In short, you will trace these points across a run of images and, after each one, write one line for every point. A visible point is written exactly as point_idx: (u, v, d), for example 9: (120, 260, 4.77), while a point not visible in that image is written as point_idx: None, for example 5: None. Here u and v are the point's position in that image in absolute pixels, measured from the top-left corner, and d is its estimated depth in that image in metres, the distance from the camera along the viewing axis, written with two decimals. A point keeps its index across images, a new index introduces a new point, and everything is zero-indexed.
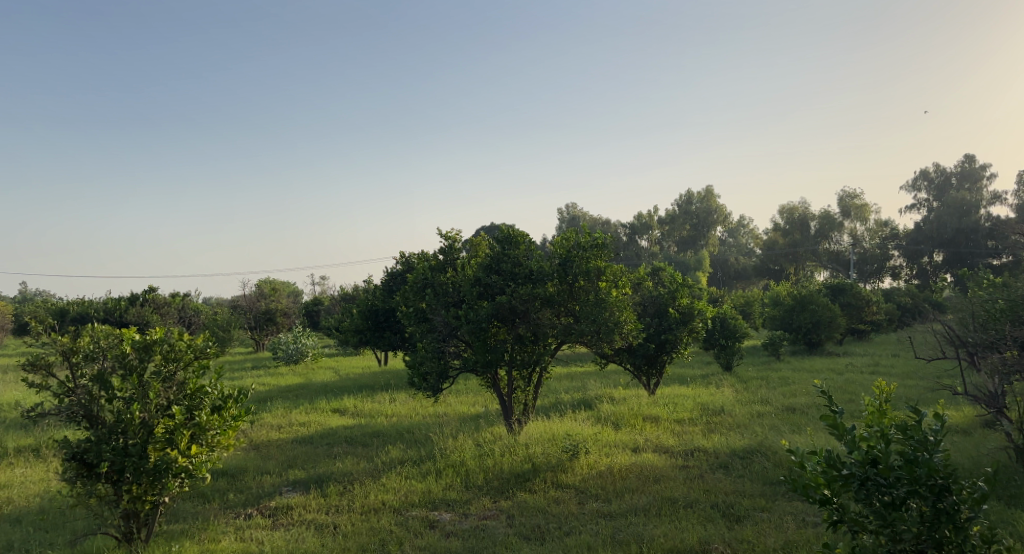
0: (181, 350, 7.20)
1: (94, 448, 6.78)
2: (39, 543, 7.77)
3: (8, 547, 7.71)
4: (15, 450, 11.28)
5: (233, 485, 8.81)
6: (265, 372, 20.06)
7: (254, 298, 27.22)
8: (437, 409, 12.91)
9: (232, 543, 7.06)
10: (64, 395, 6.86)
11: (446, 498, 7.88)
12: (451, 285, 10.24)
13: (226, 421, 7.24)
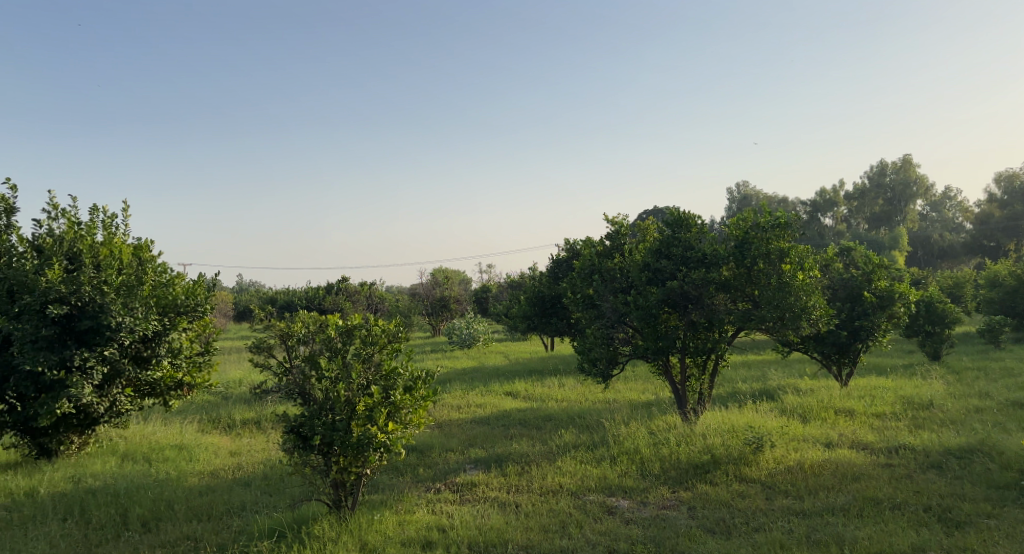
0: (376, 334, 7.72)
1: (308, 422, 7.46)
2: (265, 505, 8.84)
3: (241, 507, 8.85)
4: (241, 421, 12.71)
5: (422, 460, 9.37)
6: (443, 355, 21.04)
7: (430, 287, 28.67)
8: (608, 395, 12.90)
9: (425, 515, 7.47)
10: (282, 374, 7.61)
11: (623, 485, 7.85)
12: (618, 271, 10.14)
13: (418, 400, 7.72)
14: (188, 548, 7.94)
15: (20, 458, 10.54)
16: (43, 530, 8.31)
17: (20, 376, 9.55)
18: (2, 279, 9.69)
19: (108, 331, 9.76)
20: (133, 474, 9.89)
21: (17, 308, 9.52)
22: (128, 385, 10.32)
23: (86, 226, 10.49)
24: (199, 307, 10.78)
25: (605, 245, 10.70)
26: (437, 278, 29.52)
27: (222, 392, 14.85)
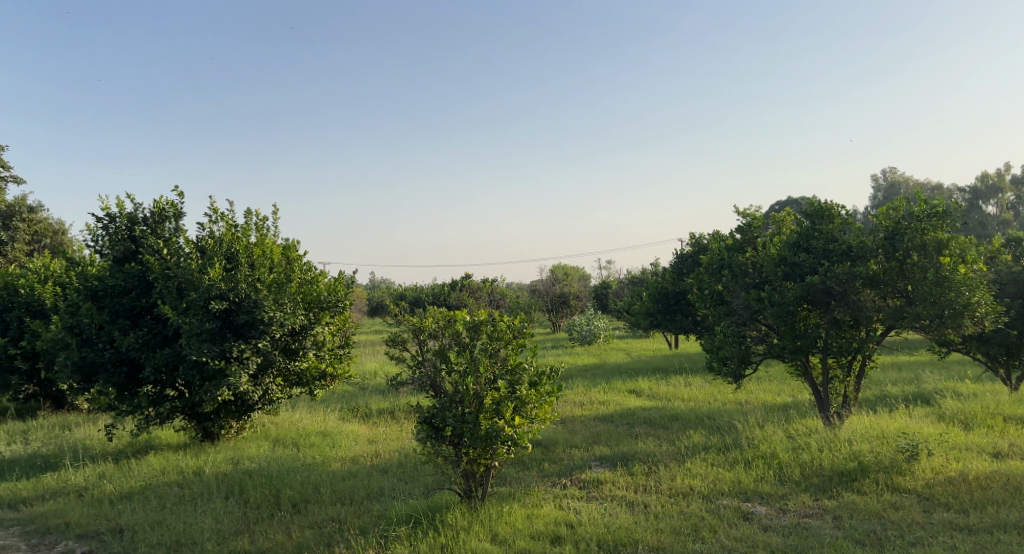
0: (502, 329, 7.80)
1: (440, 413, 7.64)
2: (401, 492, 9.20)
3: (379, 493, 9.25)
4: (377, 411, 13.25)
5: (547, 456, 9.36)
6: (565, 351, 20.99)
7: (549, 283, 29.24)
8: (739, 396, 12.41)
9: (553, 510, 7.46)
10: (416, 367, 7.84)
11: (759, 490, 7.51)
12: (751, 265, 9.72)
13: (543, 396, 7.74)
14: (334, 529, 8.37)
15: (187, 439, 11.50)
16: (210, 506, 9.02)
17: (186, 365, 10.32)
18: (171, 276, 10.53)
19: (262, 325, 10.50)
20: (283, 457, 10.53)
21: (185, 304, 10.29)
22: (278, 374, 10.95)
23: (241, 228, 11.31)
24: (340, 303, 11.53)
25: (736, 238, 10.34)
26: (557, 275, 29.62)
27: (359, 382, 15.54)
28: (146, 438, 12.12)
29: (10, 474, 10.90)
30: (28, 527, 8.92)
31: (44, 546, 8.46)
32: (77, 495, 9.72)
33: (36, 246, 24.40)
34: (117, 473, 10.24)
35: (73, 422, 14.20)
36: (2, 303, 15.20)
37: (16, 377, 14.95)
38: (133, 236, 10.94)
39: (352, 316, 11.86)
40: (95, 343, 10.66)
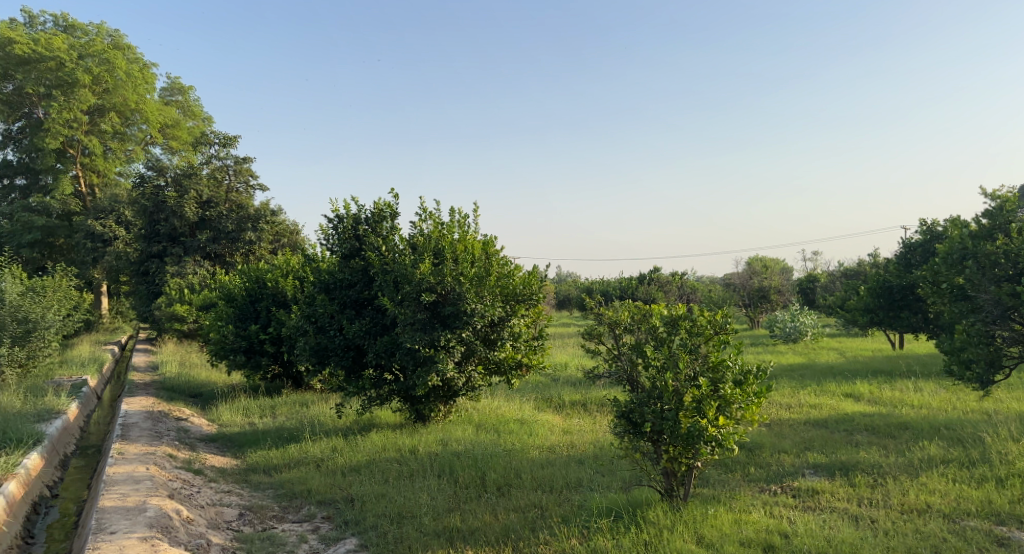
0: (702, 324, 7.45)
1: (638, 408, 7.48)
2: (600, 484, 9.15)
3: (577, 483, 9.27)
4: (570, 402, 13.32)
5: (753, 459, 8.79)
6: (768, 349, 19.78)
7: (745, 277, 27.83)
8: (983, 405, 10.90)
9: (764, 517, 6.99)
10: (611, 360, 7.79)
11: (1017, 513, 6.60)
12: (1003, 255, 8.40)
13: (749, 397, 7.26)
14: (538, 515, 8.47)
15: (404, 420, 12.25)
16: (424, 483, 9.49)
17: (401, 352, 11.05)
18: (389, 271, 11.34)
19: (465, 316, 10.89)
20: (484, 441, 10.85)
21: (399, 295, 11.03)
22: (480, 362, 11.37)
23: (446, 225, 11.81)
24: (534, 296, 11.62)
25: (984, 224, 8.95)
26: (755, 268, 28.05)
27: (553, 373, 15.78)
28: (368, 418, 13.11)
29: (261, 444, 12.27)
30: (279, 491, 10.02)
31: (291, 509, 9.45)
32: (315, 465, 10.71)
33: (276, 244, 27.37)
34: (347, 447, 11.15)
35: (308, 399, 15.68)
36: (253, 294, 17.32)
37: (264, 359, 16.80)
38: (357, 234, 11.84)
39: (545, 308, 11.95)
40: (327, 329, 11.65)
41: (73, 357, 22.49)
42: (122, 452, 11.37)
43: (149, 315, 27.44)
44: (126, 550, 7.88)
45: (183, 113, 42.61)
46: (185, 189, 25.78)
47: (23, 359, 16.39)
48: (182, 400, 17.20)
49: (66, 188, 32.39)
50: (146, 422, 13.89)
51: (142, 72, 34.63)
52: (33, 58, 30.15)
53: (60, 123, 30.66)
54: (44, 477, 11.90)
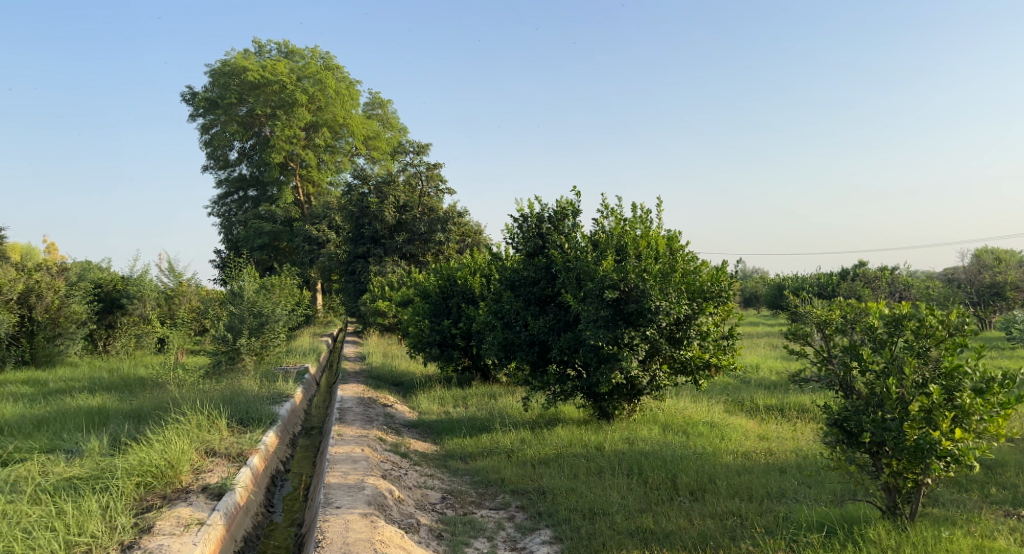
0: (931, 325, 6.77)
1: (854, 417, 6.97)
2: (805, 496, 8.70)
3: (779, 493, 8.86)
4: (765, 407, 12.79)
5: (993, 479, 7.88)
6: (1005, 354, 17.53)
7: (974, 273, 25.23)
8: None
9: (1013, 546, 6.31)
10: (821, 363, 7.31)
11: None
12: None
13: (994, 408, 6.52)
14: (737, 523, 8.19)
15: (588, 416, 12.36)
16: (616, 481, 9.48)
17: (584, 348, 11.04)
18: (571, 268, 11.48)
19: (649, 314, 10.66)
20: (674, 443, 10.65)
21: (583, 292, 11.08)
22: (665, 361, 11.24)
23: (630, 221, 11.77)
24: (724, 294, 11.21)
25: None
26: (985, 262, 24.88)
27: (743, 375, 15.22)
28: (554, 413, 13.41)
29: (458, 432, 12.90)
30: (476, 478, 10.51)
31: (487, 496, 9.86)
32: (507, 455, 11.10)
33: (462, 244, 28.83)
34: (535, 440, 11.45)
35: (497, 392, 16.25)
36: (445, 291, 18.30)
37: (456, 352, 17.70)
38: (541, 232, 12.18)
39: (735, 307, 11.51)
40: (515, 325, 12.21)
41: (295, 347, 25.04)
42: (340, 434, 12.46)
43: (356, 309, 30.03)
44: (350, 523, 8.54)
45: (383, 126, 46.42)
46: (385, 195, 28.03)
47: (258, 348, 18.47)
48: (386, 389, 18.56)
49: (287, 198, 36.85)
50: (358, 407, 15.14)
51: (349, 90, 38.36)
52: (263, 83, 34.70)
53: (282, 139, 34.78)
54: (278, 454, 13.28)
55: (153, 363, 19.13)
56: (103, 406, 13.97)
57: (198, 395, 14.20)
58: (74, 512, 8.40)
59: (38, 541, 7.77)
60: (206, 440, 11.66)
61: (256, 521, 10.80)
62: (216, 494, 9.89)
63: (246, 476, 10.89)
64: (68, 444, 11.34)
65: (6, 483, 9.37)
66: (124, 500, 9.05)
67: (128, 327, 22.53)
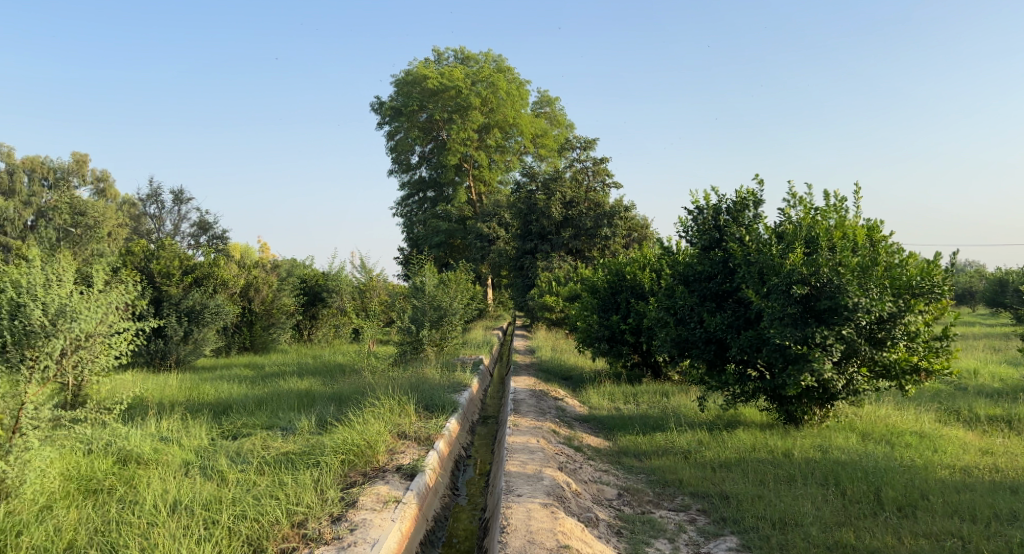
0: None
1: None
2: None
3: (1012, 516, 7.78)
4: (987, 418, 11.31)
5: None
6: None
7: None
8: None
9: None
10: None
11: None
12: None
13: None
14: (958, 547, 7.30)
15: (773, 420, 11.55)
16: (808, 491, 8.74)
17: (768, 347, 10.30)
18: (753, 262, 10.74)
19: (845, 311, 9.78)
20: (876, 453, 9.65)
21: (766, 288, 10.36)
22: (864, 364, 10.15)
23: (822, 211, 10.89)
24: (936, 290, 10.03)
25: None
26: None
27: (957, 382, 13.59)
28: (733, 415, 12.69)
29: (631, 428, 12.57)
30: (652, 477, 10.12)
31: (665, 497, 9.45)
32: (684, 456, 10.61)
33: (627, 239, 28.49)
34: (714, 442, 10.86)
35: (671, 390, 15.68)
36: (614, 287, 17.86)
37: (626, 348, 17.28)
38: (717, 225, 11.73)
39: (949, 304, 10.32)
40: (688, 322, 11.58)
41: (470, 340, 25.82)
42: (517, 424, 12.60)
43: (524, 305, 30.50)
44: (532, 512, 8.51)
45: (551, 123, 47.10)
46: (552, 192, 28.01)
47: (438, 339, 19.23)
48: (556, 382, 18.56)
49: (461, 198, 38.44)
50: (532, 399, 15.25)
51: (519, 91, 39.65)
52: (440, 90, 37.04)
53: (457, 142, 36.84)
54: (460, 440, 13.65)
55: (349, 353, 20.57)
56: (311, 389, 15.13)
57: (388, 381, 14.97)
58: (293, 484, 9.09)
59: (266, 507, 8.43)
60: (398, 423, 12.22)
61: (445, 502, 11.15)
62: (410, 475, 10.22)
63: (435, 460, 11.26)
64: (283, 422, 12.36)
65: (234, 454, 10.34)
66: (331, 475, 9.65)
67: (328, 318, 24.53)
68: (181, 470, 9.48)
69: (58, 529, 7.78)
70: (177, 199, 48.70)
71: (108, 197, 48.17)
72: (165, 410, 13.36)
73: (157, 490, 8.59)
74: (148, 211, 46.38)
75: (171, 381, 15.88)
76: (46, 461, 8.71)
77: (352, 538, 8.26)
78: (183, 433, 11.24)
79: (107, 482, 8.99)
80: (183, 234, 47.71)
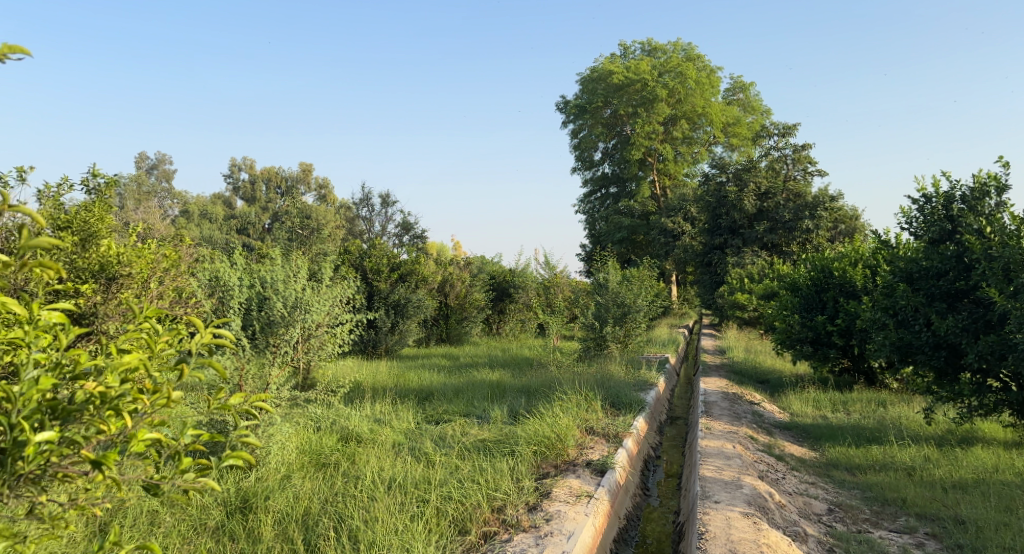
0: None
1: None
2: None
3: None
4: None
5: None
6: None
7: None
8: None
9: None
10: None
11: None
12: None
13: None
14: None
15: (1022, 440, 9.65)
16: None
17: (1014, 355, 8.28)
18: (995, 257, 8.55)
19: None
20: None
21: (1012, 287, 8.17)
22: None
23: None
24: None
25: None
26: None
27: None
28: (968, 431, 10.70)
29: (840, 440, 10.99)
30: (868, 493, 8.66)
31: (885, 516, 7.99)
32: (908, 473, 9.06)
33: (832, 232, 25.87)
34: (944, 459, 9.28)
35: (887, 398, 13.71)
36: (819, 284, 15.93)
37: (832, 352, 15.28)
38: (950, 215, 9.65)
39: None
40: (913, 325, 9.68)
41: (656, 337, 24.52)
42: (708, 427, 11.46)
43: (713, 302, 28.72)
44: (732, 521, 7.48)
45: (744, 110, 44.44)
46: (745, 182, 26.12)
47: (622, 336, 18.12)
48: (751, 385, 16.91)
49: (645, 192, 37.20)
50: (724, 402, 13.95)
51: (709, 78, 37.66)
52: (626, 84, 36.34)
53: (643, 136, 35.68)
54: (649, 440, 12.63)
55: (535, 348, 20.19)
56: (501, 380, 14.88)
57: (572, 376, 14.33)
58: (491, 469, 8.49)
59: (468, 491, 7.87)
60: (585, 418, 11.47)
61: (635, 501, 10.29)
62: (599, 471, 9.40)
63: (625, 458, 10.33)
64: (479, 411, 12.11)
65: (437, 438, 10.04)
66: (526, 465, 9.01)
67: (515, 312, 24.35)
68: (391, 450, 9.31)
69: (296, 498, 7.65)
70: (384, 202, 51.63)
71: (329, 202, 52.36)
72: (377, 394, 13.64)
73: (374, 467, 8.41)
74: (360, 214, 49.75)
75: (382, 367, 16.39)
76: (285, 435, 9.06)
77: (549, 528, 7.44)
78: (395, 415, 11.22)
79: (335, 457, 8.99)
80: (389, 235, 50.69)
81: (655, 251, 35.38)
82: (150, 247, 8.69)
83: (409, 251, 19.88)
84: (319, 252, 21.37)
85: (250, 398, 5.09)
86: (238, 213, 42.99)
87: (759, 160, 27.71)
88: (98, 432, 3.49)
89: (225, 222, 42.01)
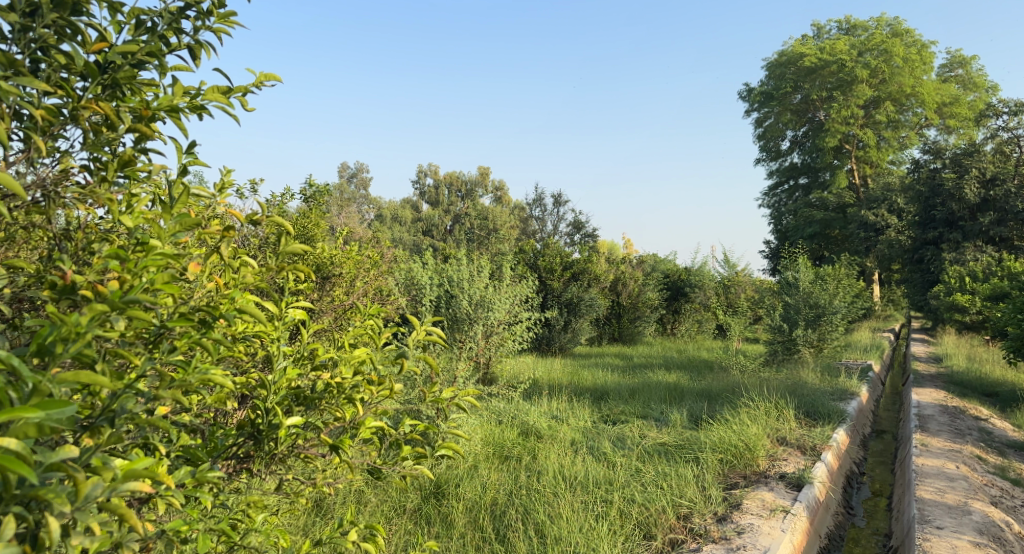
0: None
1: None
2: None
3: None
4: None
5: None
6: None
7: None
8: None
9: None
10: None
11: None
12: None
13: None
14: None
15: None
16: None
17: None
18: None
19: None
20: None
21: None
22: None
23: None
24: None
25: None
26: None
27: None
28: None
29: None
30: None
31: None
32: None
33: None
34: None
35: None
36: None
37: None
38: None
39: None
40: None
41: (854, 342, 21.64)
42: (923, 445, 9.52)
43: (923, 304, 25.18)
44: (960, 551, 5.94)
45: (964, 88, 39.10)
46: (966, 168, 22.55)
47: (815, 341, 15.53)
48: (976, 399, 14.23)
49: (841, 182, 33.70)
50: (942, 416, 11.77)
51: (921, 54, 33.36)
52: (819, 66, 33.19)
53: (839, 121, 32.28)
54: (852, 454, 10.72)
55: (715, 348, 18.42)
56: (679, 382, 13.60)
57: (761, 381, 12.60)
58: (677, 476, 7.11)
59: (653, 495, 6.55)
60: (776, 428, 9.56)
61: (838, 521, 8.47)
62: (796, 486, 7.49)
63: (826, 473, 8.35)
64: (656, 413, 10.96)
65: (615, 439, 8.88)
66: (712, 473, 7.46)
67: (691, 313, 22.63)
68: (569, 447, 8.28)
69: (483, 487, 6.82)
70: (558, 202, 51.12)
71: (505, 204, 52.92)
72: (553, 390, 12.80)
73: (556, 464, 7.34)
74: (534, 214, 49.56)
75: (555, 365, 15.69)
76: (469, 428, 8.35)
77: (741, 541, 5.94)
78: (569, 413, 10.34)
79: (517, 451, 8.07)
80: (562, 235, 50.31)
81: (852, 247, 31.88)
82: (357, 250, 8.57)
83: (582, 250, 19.07)
84: (496, 251, 21.09)
85: (463, 390, 4.29)
86: (423, 217, 44.43)
87: (983, 143, 24.01)
88: (334, 418, 2.93)
89: (411, 224, 43.67)
